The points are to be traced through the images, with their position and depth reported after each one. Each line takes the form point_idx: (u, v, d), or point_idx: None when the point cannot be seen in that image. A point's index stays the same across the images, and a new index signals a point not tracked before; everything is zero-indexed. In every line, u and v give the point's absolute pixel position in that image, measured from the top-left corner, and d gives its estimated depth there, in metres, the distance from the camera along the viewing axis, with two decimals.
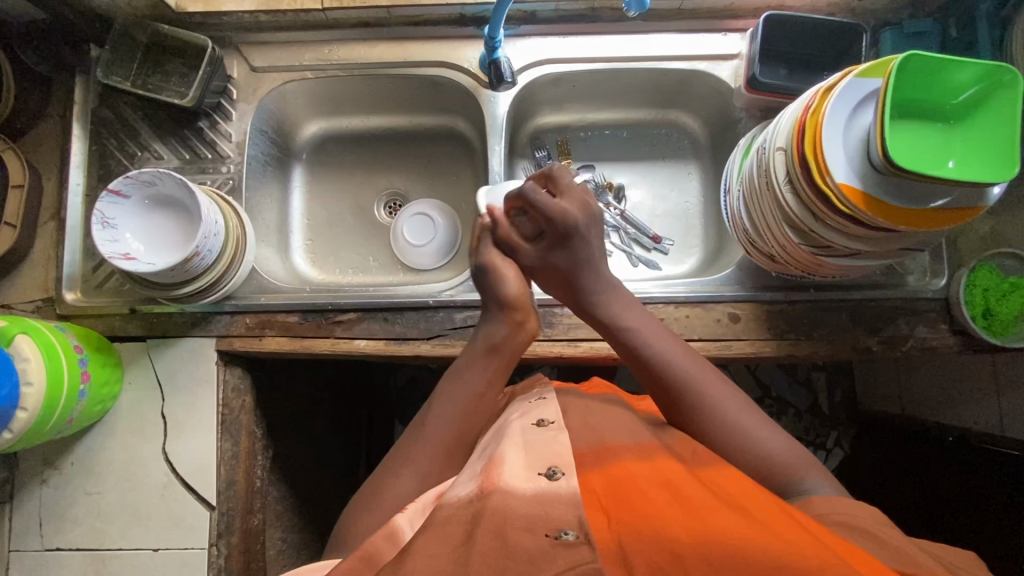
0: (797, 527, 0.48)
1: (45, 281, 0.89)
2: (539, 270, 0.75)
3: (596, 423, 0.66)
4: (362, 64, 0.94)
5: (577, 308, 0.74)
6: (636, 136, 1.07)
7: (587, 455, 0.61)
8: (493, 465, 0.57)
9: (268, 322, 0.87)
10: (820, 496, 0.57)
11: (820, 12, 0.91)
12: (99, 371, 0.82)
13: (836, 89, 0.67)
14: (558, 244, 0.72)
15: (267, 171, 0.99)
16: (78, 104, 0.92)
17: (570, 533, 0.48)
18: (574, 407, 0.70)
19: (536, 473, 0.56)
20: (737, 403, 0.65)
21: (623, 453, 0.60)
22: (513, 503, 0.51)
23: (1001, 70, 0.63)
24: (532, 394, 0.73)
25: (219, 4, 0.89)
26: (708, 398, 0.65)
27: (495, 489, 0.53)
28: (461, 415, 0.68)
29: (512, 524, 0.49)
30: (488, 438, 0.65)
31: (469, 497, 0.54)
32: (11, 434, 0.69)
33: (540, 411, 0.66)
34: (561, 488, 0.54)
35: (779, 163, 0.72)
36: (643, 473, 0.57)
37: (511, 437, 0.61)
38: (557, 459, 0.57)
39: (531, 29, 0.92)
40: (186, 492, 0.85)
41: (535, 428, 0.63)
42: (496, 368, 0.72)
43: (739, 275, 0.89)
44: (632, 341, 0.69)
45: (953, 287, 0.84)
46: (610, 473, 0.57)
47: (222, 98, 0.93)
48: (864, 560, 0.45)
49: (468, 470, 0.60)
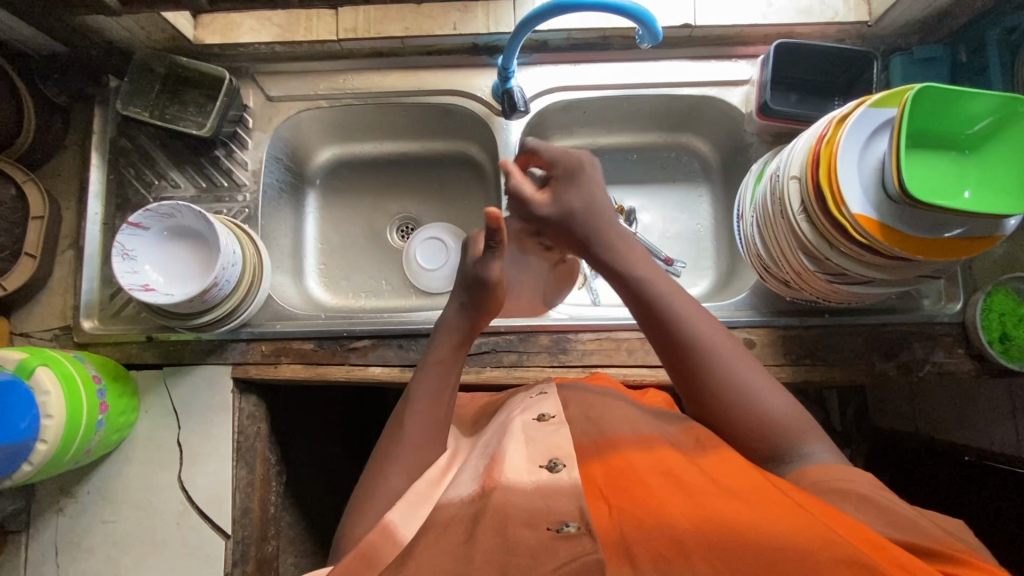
0: (804, 508, 0.45)
1: (63, 309, 0.90)
2: (559, 220, 0.69)
3: (598, 415, 0.64)
4: (374, 93, 0.95)
5: (587, 258, 0.69)
6: (646, 159, 1.07)
7: (587, 446, 0.59)
8: (495, 463, 0.56)
9: (283, 350, 0.88)
10: (825, 467, 0.54)
11: (829, 39, 0.92)
12: (116, 402, 0.82)
13: (849, 120, 0.67)
14: (568, 182, 0.69)
15: (281, 198, 1.00)
16: (96, 134, 0.93)
17: (571, 525, 0.47)
18: (577, 401, 0.68)
19: (538, 466, 0.54)
20: (753, 370, 0.62)
21: (623, 445, 0.58)
22: (515, 498, 0.50)
23: (1016, 100, 0.63)
24: (533, 389, 0.73)
25: (237, 36, 0.91)
26: (724, 360, 0.61)
27: (496, 486, 0.52)
28: (437, 408, 0.66)
29: (513, 520, 0.48)
30: (491, 436, 0.63)
31: (469, 497, 0.53)
32: (31, 467, 0.69)
33: (541, 404, 0.64)
34: (563, 481, 0.52)
35: (793, 192, 0.72)
36: (642, 462, 0.55)
37: (513, 432, 0.60)
38: (559, 451, 0.56)
39: (542, 57, 0.94)
40: (201, 521, 0.85)
41: (535, 423, 0.61)
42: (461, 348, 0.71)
43: (753, 300, 0.89)
44: (649, 294, 0.64)
45: (969, 311, 0.84)
46: (611, 464, 0.56)
47: (238, 127, 0.94)
48: (869, 543, 0.42)
49: (469, 468, 0.59)
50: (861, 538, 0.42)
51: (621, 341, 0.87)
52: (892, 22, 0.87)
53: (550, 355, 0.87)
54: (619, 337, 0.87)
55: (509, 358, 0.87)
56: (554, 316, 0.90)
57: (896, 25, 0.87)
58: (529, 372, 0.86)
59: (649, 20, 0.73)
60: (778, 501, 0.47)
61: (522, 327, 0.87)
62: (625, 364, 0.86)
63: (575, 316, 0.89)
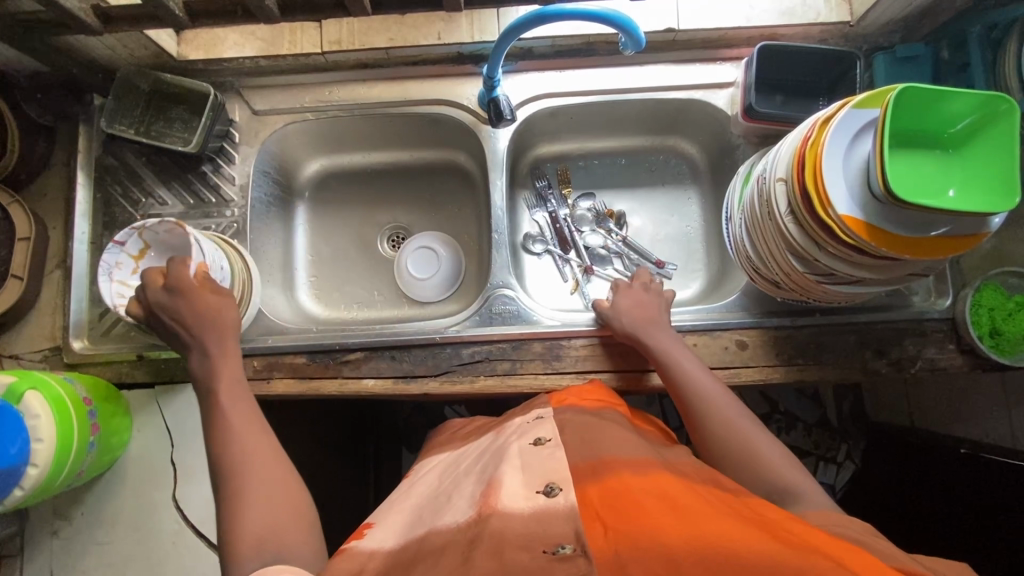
0: (793, 536, 0.46)
1: (52, 330, 0.89)
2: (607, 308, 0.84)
3: (595, 437, 0.63)
4: (361, 104, 0.95)
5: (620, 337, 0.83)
6: (635, 163, 1.08)
7: (584, 468, 0.57)
8: (492, 490, 0.56)
9: (276, 364, 0.87)
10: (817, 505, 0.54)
11: (813, 40, 0.93)
12: (108, 422, 0.81)
13: (834, 120, 0.67)
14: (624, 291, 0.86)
15: (270, 212, 0.99)
16: (81, 152, 0.93)
17: (567, 547, 0.46)
18: (575, 423, 0.66)
19: (536, 491, 0.54)
20: (742, 415, 0.69)
21: (619, 465, 0.57)
22: (511, 523, 0.50)
23: (996, 99, 0.63)
24: (530, 414, 0.73)
25: (220, 51, 0.91)
26: (713, 400, 0.70)
27: (493, 513, 0.52)
28: (241, 380, 0.73)
29: (509, 544, 0.47)
30: (488, 459, 0.64)
31: (466, 523, 0.53)
32: (22, 492, 0.69)
33: (538, 430, 0.65)
34: (559, 505, 0.52)
35: (780, 194, 0.72)
36: (639, 484, 0.54)
37: (509, 459, 0.61)
38: (554, 476, 0.56)
39: (527, 65, 0.94)
40: (197, 540, 0.84)
41: (532, 448, 0.61)
42: (213, 320, 0.75)
43: (745, 301, 0.90)
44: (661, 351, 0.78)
45: (958, 307, 0.84)
46: (607, 485, 0.54)
47: (224, 142, 0.94)
48: (860, 565, 0.42)
49: (466, 493, 0.59)
50: (850, 557, 0.43)
51: (613, 346, 0.87)
52: (874, 22, 0.87)
53: (544, 362, 0.87)
54: (611, 343, 0.87)
55: (502, 366, 0.86)
56: (546, 322, 0.89)
57: (878, 24, 0.88)
58: (523, 380, 0.86)
59: (632, 27, 0.73)
60: (768, 526, 0.48)
61: (515, 335, 0.87)
62: (618, 369, 0.86)
63: (569, 322, 0.89)
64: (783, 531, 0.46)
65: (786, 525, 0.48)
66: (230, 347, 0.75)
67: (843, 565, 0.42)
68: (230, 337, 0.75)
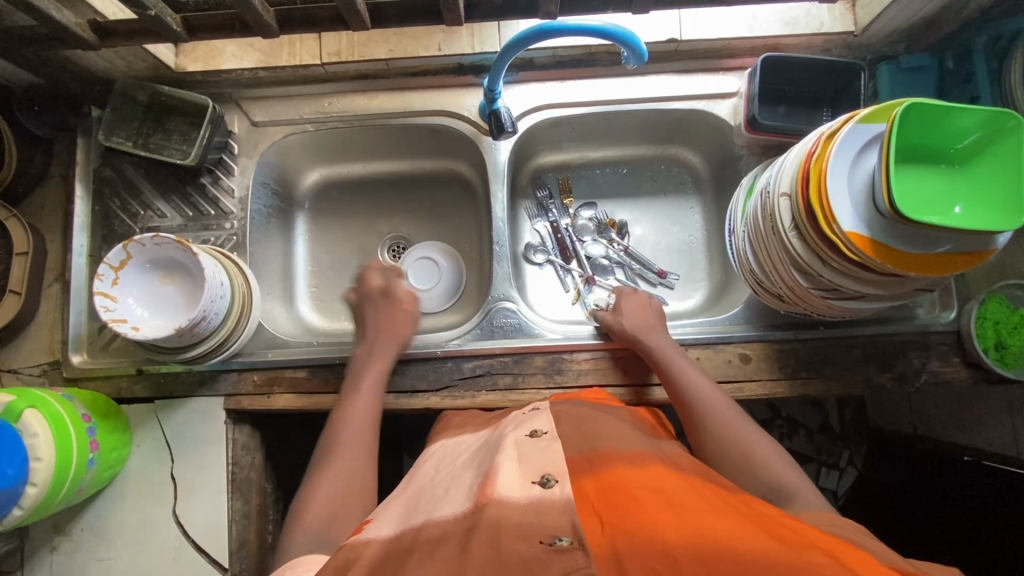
0: (790, 534, 0.45)
1: (51, 344, 0.89)
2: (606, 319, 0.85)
3: (591, 431, 0.62)
4: (360, 114, 0.95)
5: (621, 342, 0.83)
6: (636, 172, 1.07)
7: (581, 461, 0.57)
8: (488, 478, 0.55)
9: (277, 379, 0.87)
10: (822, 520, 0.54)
11: (816, 49, 0.92)
12: (106, 438, 0.81)
13: (838, 135, 0.66)
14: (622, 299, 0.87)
15: (269, 223, 0.99)
16: (80, 164, 0.92)
17: (564, 539, 0.46)
18: (570, 417, 0.66)
19: (531, 483, 0.54)
20: (737, 418, 0.69)
21: (616, 458, 0.57)
22: (507, 511, 0.49)
23: (1004, 116, 0.62)
24: (525, 407, 0.73)
25: (219, 63, 0.90)
26: (710, 404, 0.70)
27: (489, 501, 0.51)
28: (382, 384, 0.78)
29: (507, 533, 0.46)
30: (484, 452, 0.64)
31: (463, 512, 0.52)
32: (21, 511, 0.68)
33: (535, 421, 0.65)
34: (555, 496, 0.51)
35: (784, 209, 0.72)
36: (635, 478, 0.53)
37: (505, 448, 0.60)
38: (551, 468, 0.56)
39: (528, 75, 0.93)
40: (198, 556, 0.83)
41: (529, 439, 0.61)
42: (392, 328, 0.84)
43: (748, 313, 0.89)
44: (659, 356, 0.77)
45: (963, 320, 0.83)
46: (602, 478, 0.54)
47: (223, 154, 0.93)
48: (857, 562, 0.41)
49: (462, 486, 0.58)
50: (846, 555, 0.43)
51: (615, 359, 0.86)
52: (878, 32, 0.87)
53: (546, 377, 0.86)
54: (613, 356, 0.86)
55: (504, 380, 0.86)
56: (548, 335, 0.88)
57: (881, 34, 0.87)
58: (525, 395, 0.85)
59: (633, 41, 0.72)
60: (765, 524, 0.47)
61: (517, 349, 0.87)
62: (620, 383, 0.85)
63: (572, 336, 0.88)
64: (781, 531, 0.46)
65: (783, 525, 0.47)
66: (389, 355, 0.81)
67: (840, 562, 0.41)
68: (397, 345, 0.83)
